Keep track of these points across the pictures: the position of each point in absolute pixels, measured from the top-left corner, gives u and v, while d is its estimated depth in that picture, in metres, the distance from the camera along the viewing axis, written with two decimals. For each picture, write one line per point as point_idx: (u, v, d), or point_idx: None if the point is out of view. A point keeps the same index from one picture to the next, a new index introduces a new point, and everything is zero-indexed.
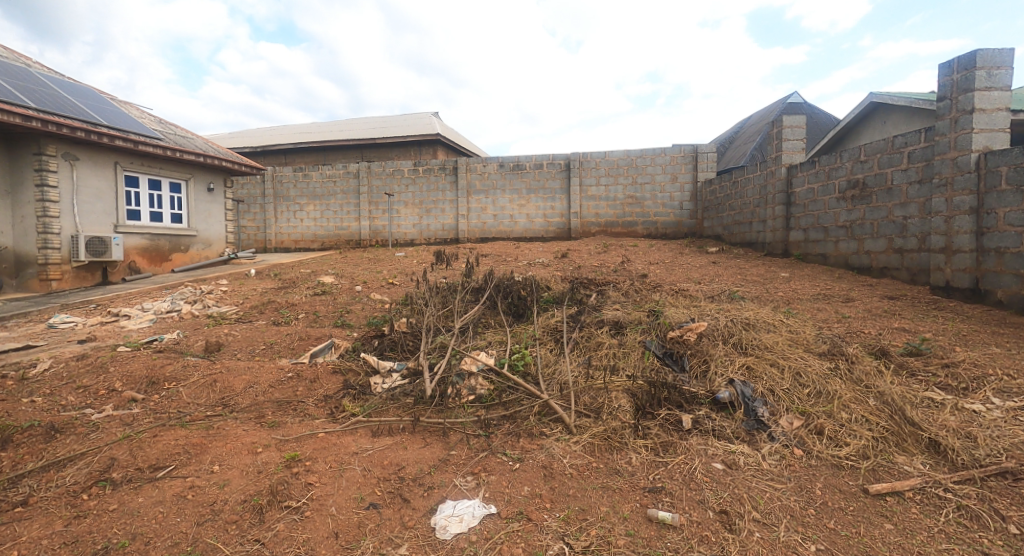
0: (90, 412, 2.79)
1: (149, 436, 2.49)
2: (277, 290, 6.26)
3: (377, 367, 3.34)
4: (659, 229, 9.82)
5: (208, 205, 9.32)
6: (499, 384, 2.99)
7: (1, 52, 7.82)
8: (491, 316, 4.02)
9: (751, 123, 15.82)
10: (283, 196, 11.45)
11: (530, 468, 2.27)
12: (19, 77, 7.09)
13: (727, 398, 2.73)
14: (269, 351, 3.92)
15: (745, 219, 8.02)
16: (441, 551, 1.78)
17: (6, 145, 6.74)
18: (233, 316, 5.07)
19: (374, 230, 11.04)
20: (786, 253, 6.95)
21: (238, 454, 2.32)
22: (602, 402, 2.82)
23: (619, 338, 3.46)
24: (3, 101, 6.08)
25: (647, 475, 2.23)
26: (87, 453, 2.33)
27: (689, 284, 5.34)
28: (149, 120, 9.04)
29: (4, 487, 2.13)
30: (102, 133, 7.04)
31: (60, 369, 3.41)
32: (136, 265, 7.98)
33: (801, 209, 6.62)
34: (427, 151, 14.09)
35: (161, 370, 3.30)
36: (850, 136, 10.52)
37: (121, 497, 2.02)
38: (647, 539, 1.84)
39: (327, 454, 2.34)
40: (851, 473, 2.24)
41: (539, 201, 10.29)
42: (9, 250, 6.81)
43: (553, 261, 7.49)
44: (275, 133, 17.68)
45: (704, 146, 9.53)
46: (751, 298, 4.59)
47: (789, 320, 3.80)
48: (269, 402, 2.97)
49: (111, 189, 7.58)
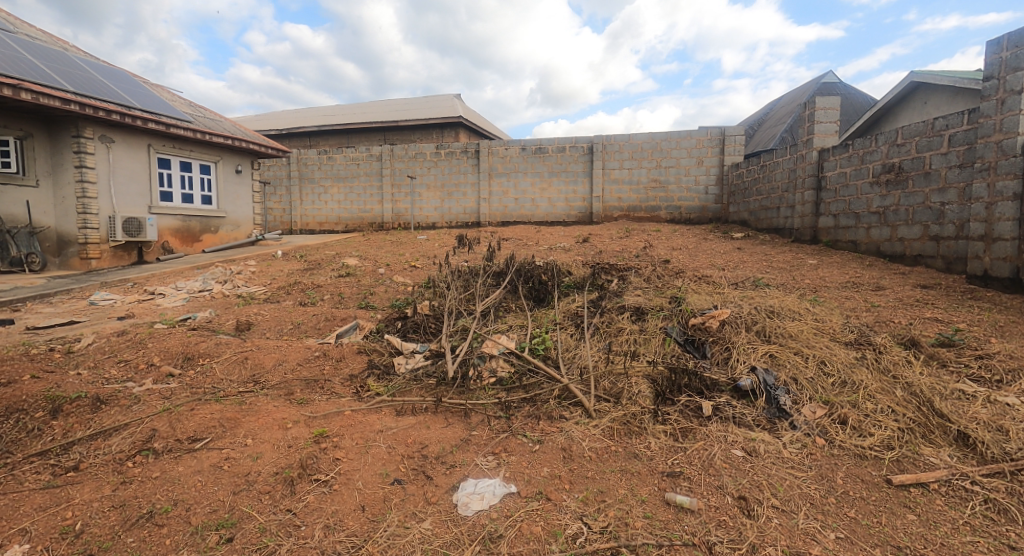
0: (132, 386, 2.94)
1: (186, 409, 2.61)
2: (303, 271, 6.40)
3: (401, 348, 3.44)
4: (683, 214, 9.66)
5: (237, 186, 9.52)
6: (520, 367, 3.04)
7: (41, 36, 8.08)
8: (512, 300, 4.05)
9: (781, 103, 15.33)
10: (309, 178, 11.62)
11: (549, 450, 2.31)
12: (58, 61, 7.31)
13: (748, 386, 2.72)
14: (297, 331, 4.05)
15: (773, 204, 7.82)
16: (463, 527, 1.84)
17: (47, 128, 6.98)
18: (261, 296, 5.23)
19: (396, 214, 11.15)
20: (815, 239, 6.76)
21: (269, 429, 2.42)
22: (622, 387, 2.84)
23: (640, 324, 3.46)
24: (43, 85, 6.29)
25: (666, 460, 2.25)
26: (130, 424, 2.47)
27: (712, 271, 5.26)
28: (180, 103, 9.23)
29: (57, 454, 2.28)
30: (135, 116, 7.22)
31: (103, 343, 3.60)
32: (169, 245, 8.25)
33: (832, 194, 6.41)
34: (450, 134, 14.09)
35: (196, 346, 3.46)
36: (887, 118, 10.09)
37: (163, 466, 2.14)
38: (664, 521, 1.87)
39: (354, 431, 2.42)
40: (874, 463, 2.23)
41: (561, 184, 10.20)
42: (51, 229, 7.11)
43: (574, 245, 7.48)
44: (299, 115, 17.88)
45: (731, 129, 9.29)
46: (776, 285, 4.51)
47: (816, 308, 3.72)
48: (297, 379, 3.08)
49: (145, 170, 7.82)
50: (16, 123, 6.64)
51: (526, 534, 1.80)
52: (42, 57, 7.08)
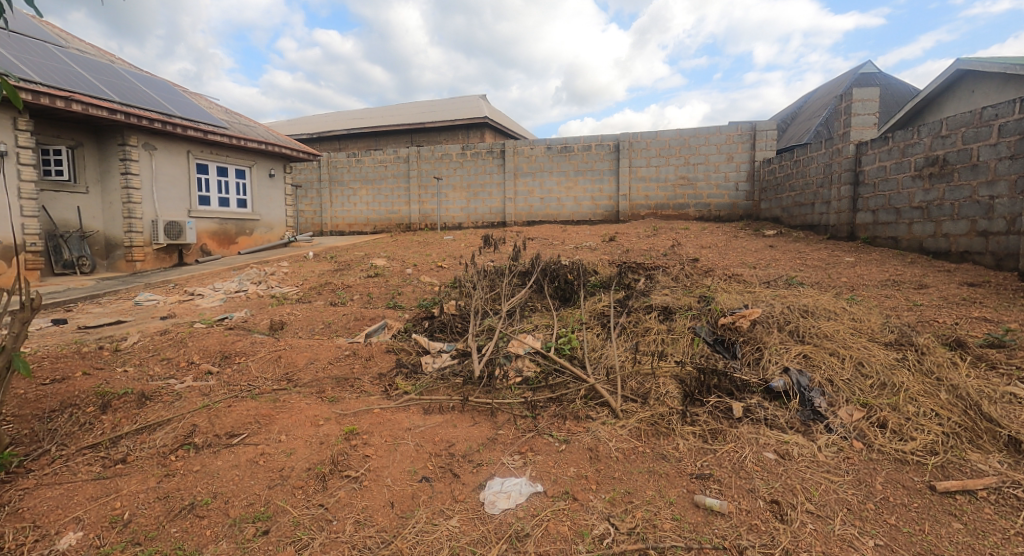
0: (174, 383, 3.08)
1: (224, 406, 2.72)
2: (334, 272, 6.57)
3: (428, 348, 3.49)
4: (713, 211, 9.46)
5: (270, 190, 9.81)
6: (546, 367, 3.04)
7: (90, 50, 8.53)
8: (538, 300, 4.05)
9: (816, 96, 14.84)
10: (338, 180, 11.88)
11: (576, 450, 2.30)
12: (106, 73, 7.70)
13: (781, 387, 2.65)
14: (328, 330, 4.15)
15: (807, 201, 7.57)
16: (490, 525, 1.86)
17: (95, 137, 7.36)
18: (294, 297, 5.37)
19: (423, 214, 11.30)
20: (852, 236, 6.51)
21: (302, 426, 2.49)
22: (650, 387, 2.81)
23: (667, 323, 3.41)
24: (92, 96, 6.64)
25: (695, 462, 2.22)
26: (173, 419, 2.58)
27: (743, 269, 5.12)
28: (216, 110, 9.59)
29: (106, 447, 2.40)
30: (176, 124, 7.54)
31: (147, 342, 3.77)
32: (207, 248, 8.58)
33: (871, 189, 6.15)
34: (475, 135, 14.18)
35: (233, 345, 3.60)
36: (930, 108, 9.63)
37: (203, 460, 2.24)
38: (693, 524, 1.84)
39: (383, 429, 2.47)
40: (916, 469, 2.14)
41: (587, 183, 10.12)
42: (99, 233, 7.50)
43: (600, 244, 7.43)
44: (329, 119, 18.31)
45: (763, 124, 9.05)
46: (810, 284, 4.37)
47: (853, 308, 3.58)
48: (328, 377, 3.16)
49: (185, 176, 8.15)
50: (68, 133, 7.02)
51: (553, 533, 1.80)
52: (91, 70, 7.47)
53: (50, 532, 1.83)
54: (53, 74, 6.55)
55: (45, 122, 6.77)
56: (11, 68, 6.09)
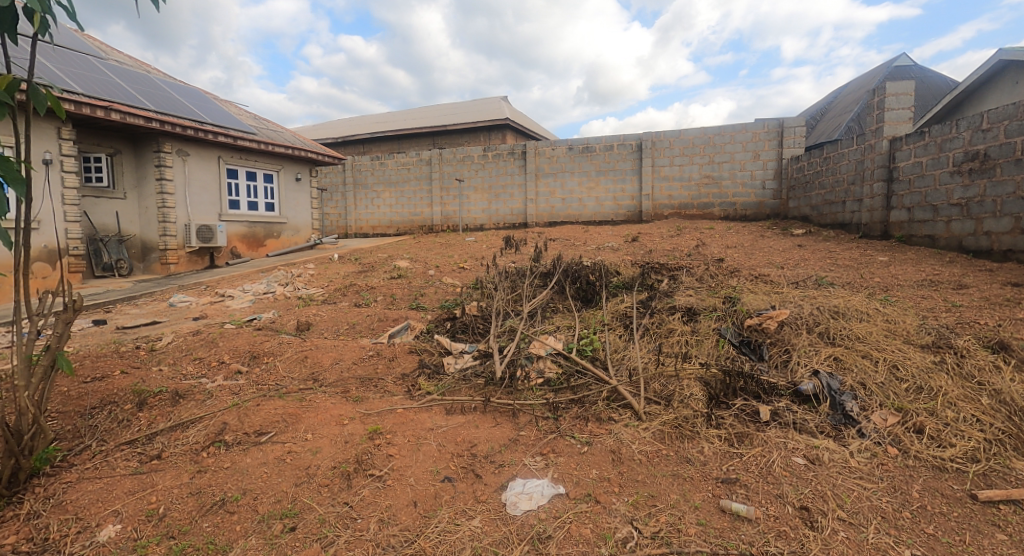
0: (205, 382, 3.18)
1: (253, 404, 2.80)
2: (358, 273, 6.69)
3: (450, 348, 3.52)
4: (739, 210, 9.28)
5: (297, 193, 10.04)
6: (568, 368, 3.03)
7: (127, 61, 8.88)
8: (559, 301, 4.04)
9: (847, 91, 14.40)
10: (362, 184, 12.08)
11: (598, 452, 2.29)
12: (141, 83, 8.00)
13: (810, 390, 2.58)
14: (352, 331, 4.23)
15: (837, 198, 7.35)
16: (512, 525, 1.86)
17: (132, 144, 7.65)
18: (320, 297, 5.50)
19: (445, 216, 11.40)
20: (886, 235, 6.29)
21: (327, 425, 2.54)
22: (673, 390, 2.76)
23: (691, 325, 3.35)
24: (129, 105, 6.91)
25: (720, 465, 2.18)
26: (204, 417, 2.67)
27: (770, 270, 5.00)
28: (245, 117, 9.87)
29: (143, 443, 2.49)
30: (207, 131, 7.80)
31: (180, 342, 3.90)
32: (237, 250, 8.83)
33: (905, 186, 5.93)
34: (497, 136, 14.23)
35: (261, 345, 3.70)
36: (970, 101, 9.23)
37: (233, 457, 2.30)
38: (719, 529, 1.80)
39: (406, 429, 2.50)
40: (956, 476, 2.05)
41: (609, 183, 10.04)
42: (136, 237, 7.79)
43: (623, 244, 7.37)
44: (354, 123, 18.63)
45: (791, 120, 8.82)
46: (841, 284, 4.24)
47: (887, 308, 3.45)
48: (353, 377, 3.21)
49: (215, 181, 8.41)
50: (107, 141, 7.34)
51: (575, 536, 1.79)
52: (128, 80, 7.78)
53: (91, 524, 1.92)
54: (93, 85, 6.84)
55: (86, 131, 7.08)
56: (55, 80, 6.39)
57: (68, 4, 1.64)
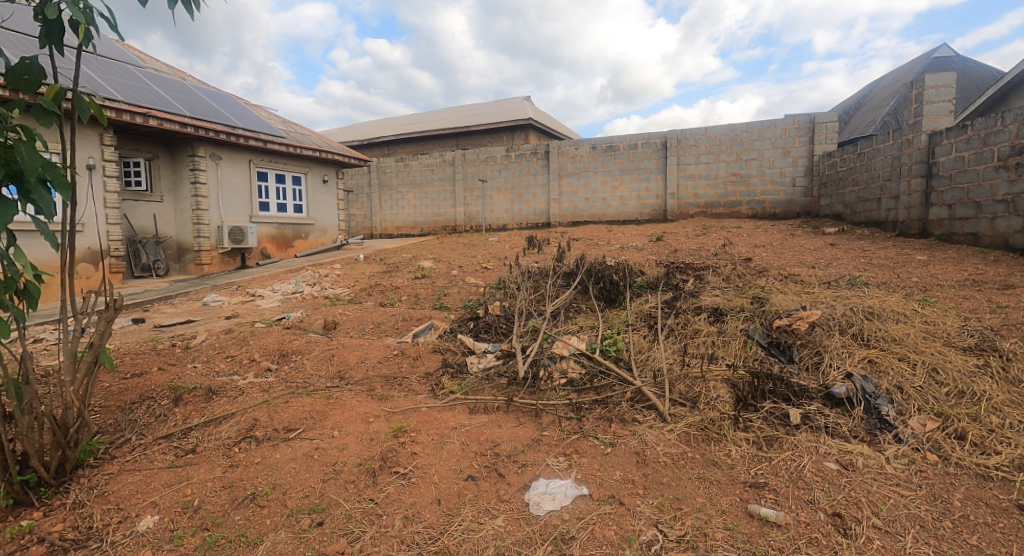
0: (237, 379, 3.28)
1: (281, 401, 2.87)
2: (383, 273, 6.79)
3: (473, 348, 3.55)
4: (767, 209, 9.06)
5: (324, 195, 10.25)
6: (591, 368, 3.02)
7: (164, 69, 9.23)
8: (583, 301, 4.02)
9: (882, 84, 13.90)
10: (387, 185, 12.26)
11: (622, 453, 2.27)
12: (177, 90, 8.31)
13: (843, 394, 2.50)
14: (377, 330, 4.30)
15: (872, 195, 7.10)
16: (535, 525, 1.86)
17: (168, 149, 7.95)
18: (346, 297, 5.61)
19: (468, 216, 11.47)
20: (924, 233, 6.04)
21: (354, 422, 2.59)
22: (699, 391, 2.71)
23: (718, 325, 3.29)
24: (165, 112, 7.18)
25: (748, 469, 2.13)
26: (236, 413, 2.76)
27: (800, 269, 4.86)
28: (275, 121, 10.14)
29: (179, 437, 2.58)
30: (239, 135, 8.04)
31: (213, 340, 4.03)
32: (266, 251, 9.07)
33: (946, 181, 5.68)
34: (520, 136, 14.25)
35: (290, 344, 3.79)
36: (1017, 92, 8.78)
37: (263, 453, 2.37)
38: (748, 535, 1.76)
39: (430, 427, 2.53)
40: (1001, 485, 1.96)
41: (634, 182, 9.93)
42: (172, 239, 8.09)
43: (647, 244, 7.28)
44: (379, 125, 18.91)
45: (822, 115, 8.56)
46: (876, 284, 4.09)
47: (925, 309, 3.32)
48: (378, 376, 3.27)
49: (246, 183, 8.66)
50: (146, 146, 7.64)
51: (599, 537, 1.78)
52: (165, 87, 8.09)
53: (131, 515, 2.00)
54: (133, 93, 7.14)
55: (126, 137, 7.39)
56: (98, 89, 6.69)
57: (111, 16, 1.73)
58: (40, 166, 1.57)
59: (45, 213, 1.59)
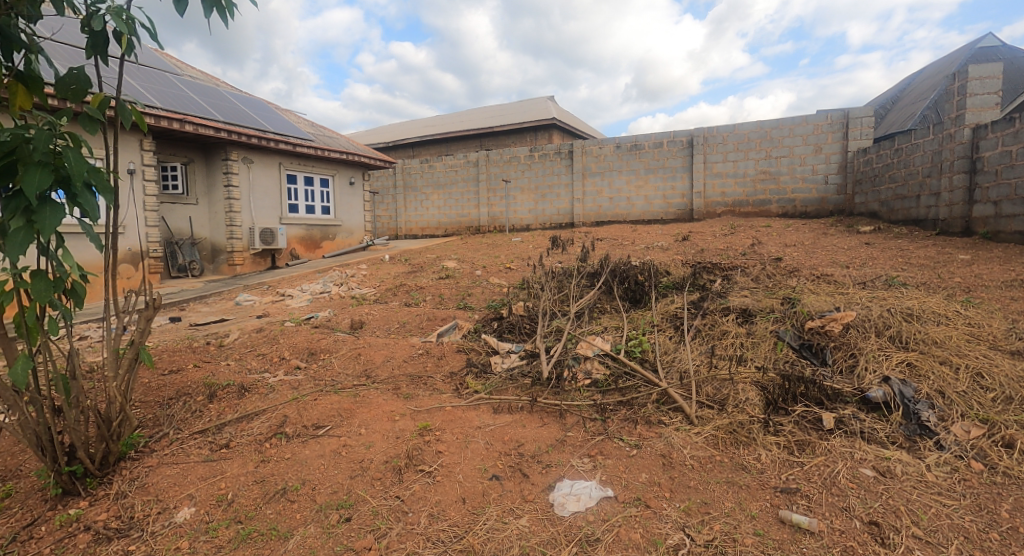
0: (268, 376, 3.37)
1: (310, 399, 2.94)
2: (408, 274, 6.88)
3: (497, 348, 3.56)
4: (799, 207, 8.81)
5: (350, 197, 10.45)
6: (615, 370, 2.99)
7: (200, 76, 9.55)
8: (607, 301, 3.99)
9: (922, 77, 13.34)
10: (412, 187, 12.41)
11: (648, 455, 2.24)
12: (212, 96, 8.59)
13: (880, 398, 2.42)
14: (403, 329, 4.36)
15: (911, 192, 6.83)
16: (560, 526, 1.86)
17: (203, 153, 8.23)
18: (372, 297, 5.70)
19: (492, 217, 11.51)
20: (968, 232, 5.78)
21: (380, 420, 2.63)
22: (728, 394, 2.65)
23: (747, 327, 3.22)
24: (200, 117, 7.43)
25: (779, 474, 2.07)
26: (267, 410, 2.83)
27: (833, 269, 4.72)
28: (304, 125, 10.39)
29: (213, 432, 2.67)
30: (269, 139, 8.27)
31: (245, 339, 4.16)
32: (296, 252, 9.30)
33: (991, 177, 5.42)
34: (543, 136, 14.23)
35: (318, 343, 3.88)
36: None
37: (293, 449, 2.42)
38: (778, 541, 1.72)
39: (455, 426, 2.55)
40: None
41: (659, 181, 9.79)
42: (206, 240, 8.37)
43: (673, 244, 7.17)
44: (404, 127, 19.16)
45: (857, 110, 8.28)
46: (915, 285, 3.93)
47: (969, 311, 3.18)
48: (403, 375, 3.31)
49: (277, 186, 8.90)
50: (182, 151, 7.93)
51: (625, 540, 1.76)
52: (200, 94, 8.38)
53: (169, 506, 2.08)
54: (170, 99, 7.41)
55: (164, 142, 7.68)
56: (139, 97, 6.98)
57: (150, 25, 1.79)
58: (86, 171, 1.64)
59: (91, 216, 1.67)
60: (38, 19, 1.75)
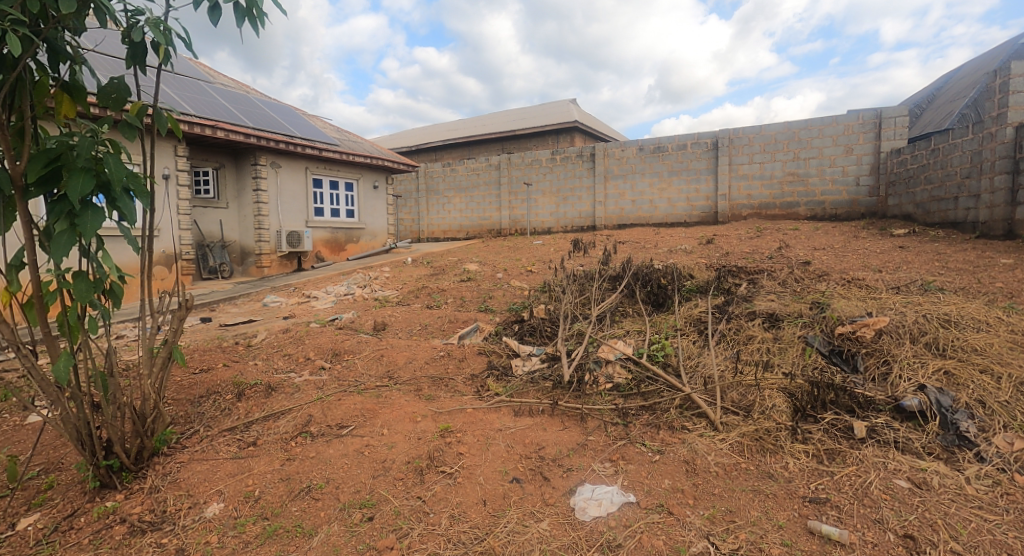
0: (294, 376, 3.45)
1: (334, 399, 2.99)
2: (430, 276, 6.94)
3: (518, 351, 3.56)
4: (828, 209, 8.58)
5: (374, 201, 10.61)
6: (638, 374, 2.96)
7: (231, 84, 9.85)
8: (629, 305, 3.96)
9: (960, 75, 12.83)
10: (434, 190, 12.53)
11: (671, 461, 2.21)
12: (242, 103, 8.86)
13: (915, 407, 2.33)
14: (425, 331, 4.40)
15: (948, 194, 6.58)
16: (581, 531, 1.84)
17: (233, 158, 8.48)
18: (394, 299, 5.77)
19: (513, 220, 11.53)
20: (1011, 235, 5.53)
21: (402, 421, 2.66)
22: (754, 400, 2.60)
23: (773, 332, 3.14)
24: (231, 123, 7.67)
25: (807, 484, 2.01)
26: (293, 410, 2.90)
27: (865, 273, 4.57)
28: (330, 130, 10.62)
29: (241, 430, 2.74)
30: (297, 144, 8.48)
31: (272, 339, 4.26)
32: (321, 254, 9.49)
33: None
34: (565, 139, 14.20)
35: (342, 344, 3.95)
36: None
37: (317, 448, 2.47)
38: (807, 552, 1.67)
39: (476, 428, 2.56)
40: None
41: (682, 183, 9.66)
42: (236, 243, 8.62)
43: (697, 247, 7.06)
44: (427, 132, 19.38)
45: (890, 109, 8.02)
46: (953, 290, 3.77)
47: (1012, 318, 3.03)
48: (425, 376, 3.34)
49: (303, 190, 9.10)
50: (213, 157, 8.19)
51: (647, 546, 1.74)
52: (231, 101, 8.64)
53: (199, 501, 2.14)
54: (203, 107, 7.66)
55: (196, 148, 7.94)
56: (174, 105, 7.24)
57: (186, 36, 1.86)
58: (125, 177, 1.71)
59: (129, 219, 1.74)
60: (83, 32, 1.83)
